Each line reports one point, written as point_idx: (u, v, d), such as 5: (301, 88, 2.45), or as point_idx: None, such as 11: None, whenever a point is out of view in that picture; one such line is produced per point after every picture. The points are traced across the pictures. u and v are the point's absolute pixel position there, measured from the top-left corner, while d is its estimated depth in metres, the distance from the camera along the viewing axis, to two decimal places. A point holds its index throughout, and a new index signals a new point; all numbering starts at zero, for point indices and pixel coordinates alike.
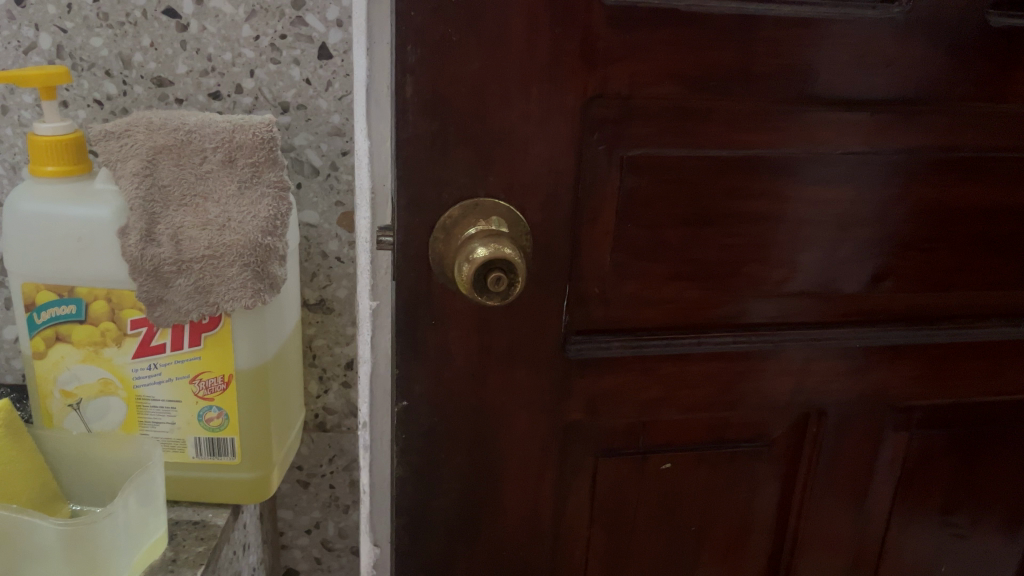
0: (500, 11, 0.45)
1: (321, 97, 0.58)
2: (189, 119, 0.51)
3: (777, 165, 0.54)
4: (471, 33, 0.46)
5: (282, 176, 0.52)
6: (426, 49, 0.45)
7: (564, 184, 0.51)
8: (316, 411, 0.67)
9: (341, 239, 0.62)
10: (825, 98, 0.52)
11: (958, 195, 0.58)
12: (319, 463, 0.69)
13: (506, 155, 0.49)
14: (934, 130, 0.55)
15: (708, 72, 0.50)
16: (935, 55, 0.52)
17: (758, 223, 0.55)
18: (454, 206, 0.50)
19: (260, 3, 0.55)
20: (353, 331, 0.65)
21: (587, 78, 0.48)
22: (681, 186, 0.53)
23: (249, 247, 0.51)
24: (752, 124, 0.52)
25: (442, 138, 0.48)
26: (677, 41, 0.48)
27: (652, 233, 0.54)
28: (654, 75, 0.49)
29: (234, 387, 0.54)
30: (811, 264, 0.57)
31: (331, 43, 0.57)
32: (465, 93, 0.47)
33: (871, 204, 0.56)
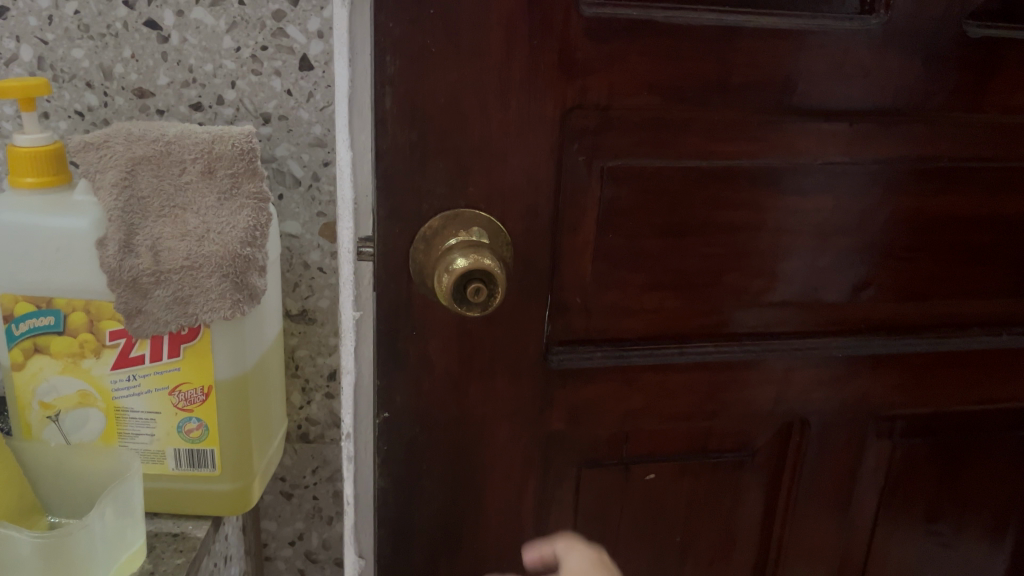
0: (479, 22, 0.46)
1: (302, 108, 0.58)
2: (168, 130, 0.52)
3: (756, 175, 0.54)
4: (449, 44, 0.46)
5: (262, 187, 0.52)
6: (406, 61, 0.46)
7: (545, 194, 0.51)
8: (299, 422, 0.67)
9: (323, 250, 0.62)
10: (802, 109, 0.52)
11: (935, 205, 0.59)
12: (303, 474, 0.69)
13: (486, 166, 0.49)
14: (911, 140, 0.56)
15: (687, 83, 0.50)
16: (913, 66, 0.52)
17: (737, 232, 0.55)
18: (434, 216, 0.50)
19: (241, 14, 0.56)
20: (336, 341, 0.65)
21: (567, 89, 0.49)
22: (660, 195, 0.53)
23: (228, 258, 0.51)
24: (730, 134, 0.53)
25: (423, 149, 0.48)
26: (655, 52, 0.49)
27: (632, 243, 0.54)
28: (633, 86, 0.49)
29: (214, 397, 0.54)
30: (791, 274, 0.58)
31: (312, 54, 0.57)
32: (445, 103, 0.47)
33: (849, 214, 0.57)
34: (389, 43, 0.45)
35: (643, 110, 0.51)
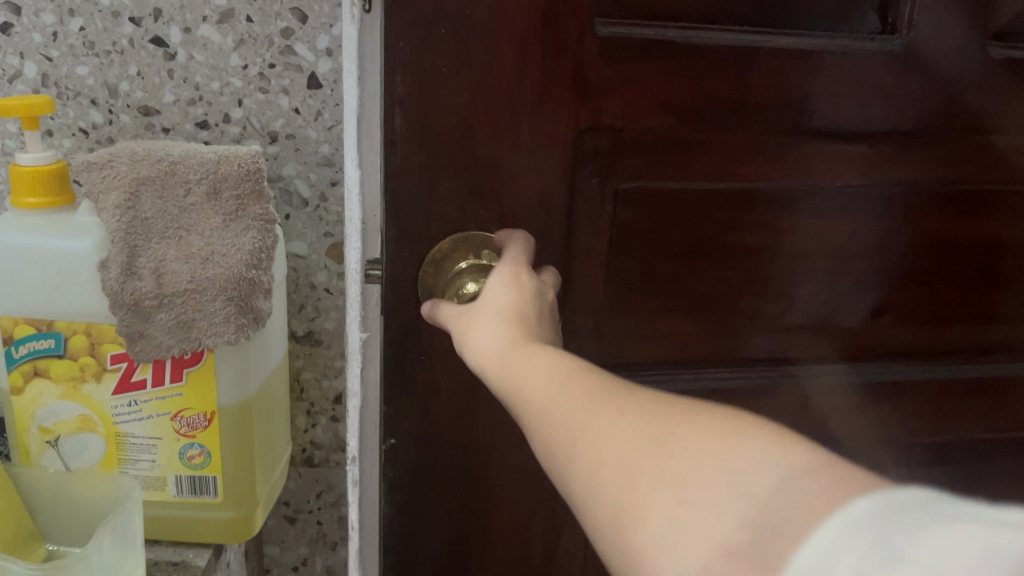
0: (490, 40, 0.44)
1: (310, 126, 0.57)
2: (174, 150, 0.50)
3: (773, 197, 0.53)
4: (460, 63, 0.45)
5: (268, 209, 0.51)
6: (415, 81, 0.44)
7: (555, 217, 0.50)
8: (303, 446, 0.66)
9: (330, 270, 0.61)
10: (821, 130, 0.51)
11: (957, 228, 0.57)
12: (307, 498, 0.68)
13: (496, 187, 0.48)
14: (932, 163, 0.54)
15: (703, 104, 0.49)
16: (935, 87, 0.51)
17: (753, 256, 0.54)
18: (444, 240, 0.48)
19: (248, 32, 0.55)
20: (342, 364, 0.64)
21: (579, 110, 0.47)
22: (674, 219, 0.52)
23: (233, 281, 0.49)
24: (746, 156, 0.51)
25: (431, 170, 0.47)
26: (671, 73, 0.47)
27: (645, 266, 0.53)
28: (648, 106, 0.48)
29: (217, 423, 0.52)
30: (808, 299, 0.56)
31: (321, 72, 0.56)
32: (455, 123, 0.46)
33: (868, 237, 0.55)
34: (396, 63, 0.44)
35: (658, 131, 0.49)
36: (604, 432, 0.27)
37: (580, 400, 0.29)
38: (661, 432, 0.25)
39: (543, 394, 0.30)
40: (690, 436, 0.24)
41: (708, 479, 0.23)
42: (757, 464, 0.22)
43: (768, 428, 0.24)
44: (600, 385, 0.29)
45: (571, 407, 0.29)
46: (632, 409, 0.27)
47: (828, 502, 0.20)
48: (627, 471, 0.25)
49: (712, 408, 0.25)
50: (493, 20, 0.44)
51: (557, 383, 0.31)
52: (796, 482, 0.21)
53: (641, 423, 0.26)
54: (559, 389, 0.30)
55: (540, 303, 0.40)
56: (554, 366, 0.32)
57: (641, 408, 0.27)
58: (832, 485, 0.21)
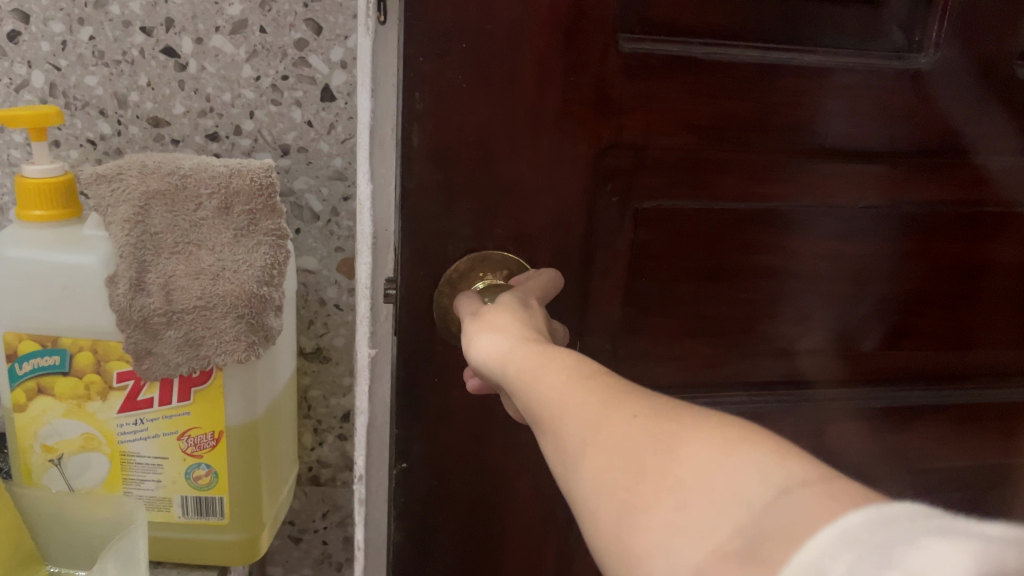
0: (511, 57, 0.43)
1: (322, 139, 0.56)
2: (184, 162, 0.49)
3: (793, 218, 0.52)
4: (479, 81, 0.44)
5: (280, 224, 0.50)
6: (432, 97, 0.43)
7: (574, 235, 0.49)
8: (310, 464, 0.64)
9: (341, 286, 0.60)
10: (843, 150, 0.50)
11: (980, 252, 0.56)
12: (312, 518, 0.66)
13: (515, 207, 0.47)
14: (956, 184, 0.53)
15: (726, 122, 0.48)
16: (962, 107, 0.50)
17: (774, 278, 0.53)
18: (463, 259, 0.47)
19: (262, 42, 0.53)
20: (351, 381, 0.63)
21: (600, 128, 0.46)
22: (693, 239, 0.51)
23: (244, 298, 0.48)
24: (768, 176, 0.50)
25: (448, 187, 0.46)
26: (695, 91, 0.46)
27: (665, 288, 0.52)
28: (670, 125, 0.47)
29: (225, 443, 0.51)
30: (829, 321, 0.55)
31: (335, 85, 0.55)
32: (473, 141, 0.45)
33: (891, 259, 0.54)
34: (415, 77, 0.43)
35: (679, 150, 0.48)
36: (606, 428, 0.24)
37: (585, 388, 0.26)
38: (668, 435, 0.22)
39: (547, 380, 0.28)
40: (698, 439, 0.22)
41: (708, 492, 0.20)
42: (763, 478, 0.20)
43: (777, 440, 0.21)
44: (607, 378, 0.27)
45: (573, 392, 0.26)
46: (642, 408, 0.24)
47: (826, 514, 0.18)
48: (629, 472, 0.22)
49: (723, 414, 0.23)
50: (514, 35, 0.43)
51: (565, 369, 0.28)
52: (800, 500, 0.19)
53: (650, 424, 0.23)
54: (559, 374, 0.28)
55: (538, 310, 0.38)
56: (561, 356, 0.29)
57: (649, 408, 0.24)
58: (837, 498, 0.19)
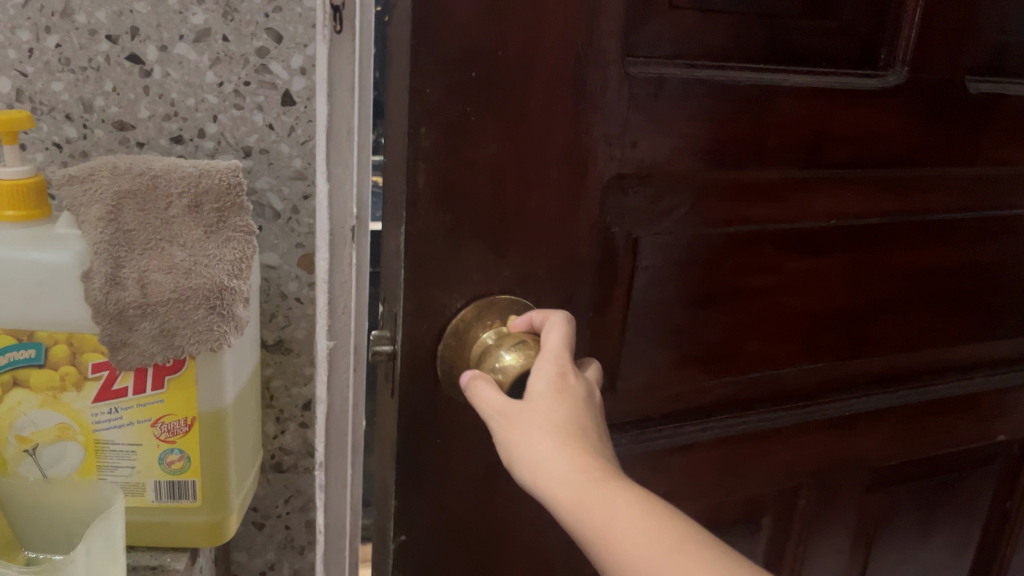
0: (524, 86, 0.49)
1: (283, 141, 0.59)
2: (154, 164, 0.52)
3: (768, 239, 0.63)
4: (495, 110, 0.49)
5: (248, 220, 0.53)
6: (439, 130, 0.48)
7: (576, 252, 0.56)
8: (272, 452, 0.67)
9: (301, 280, 0.63)
10: (807, 163, 0.60)
11: (902, 251, 0.69)
12: (275, 504, 0.69)
13: (522, 234, 0.54)
14: (884, 190, 0.66)
15: (696, 141, 0.55)
16: (888, 119, 0.61)
17: (755, 295, 0.64)
18: (467, 307, 0.54)
19: (224, 50, 0.57)
20: (311, 371, 0.66)
21: (585, 156, 0.53)
22: (690, 265, 0.60)
23: (215, 290, 0.51)
24: (742, 199, 0.60)
25: (461, 218, 0.51)
26: (687, 117, 0.54)
27: (667, 313, 0.61)
28: (669, 153, 0.55)
29: (197, 429, 0.54)
30: (789, 319, 0.66)
31: (295, 90, 0.58)
32: (487, 167, 0.51)
33: (835, 262, 0.67)
34: (432, 114, 0.48)
35: (660, 175, 0.56)
36: None
37: (673, 545, 0.39)
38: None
39: (641, 543, 0.39)
40: None
41: None
42: None
43: None
44: (682, 528, 0.40)
45: (664, 553, 0.38)
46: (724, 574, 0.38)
47: None
48: None
49: None
50: (528, 57, 0.49)
51: (648, 536, 0.39)
52: None
53: None
54: (653, 539, 0.39)
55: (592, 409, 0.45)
56: (643, 517, 0.39)
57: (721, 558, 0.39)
58: None
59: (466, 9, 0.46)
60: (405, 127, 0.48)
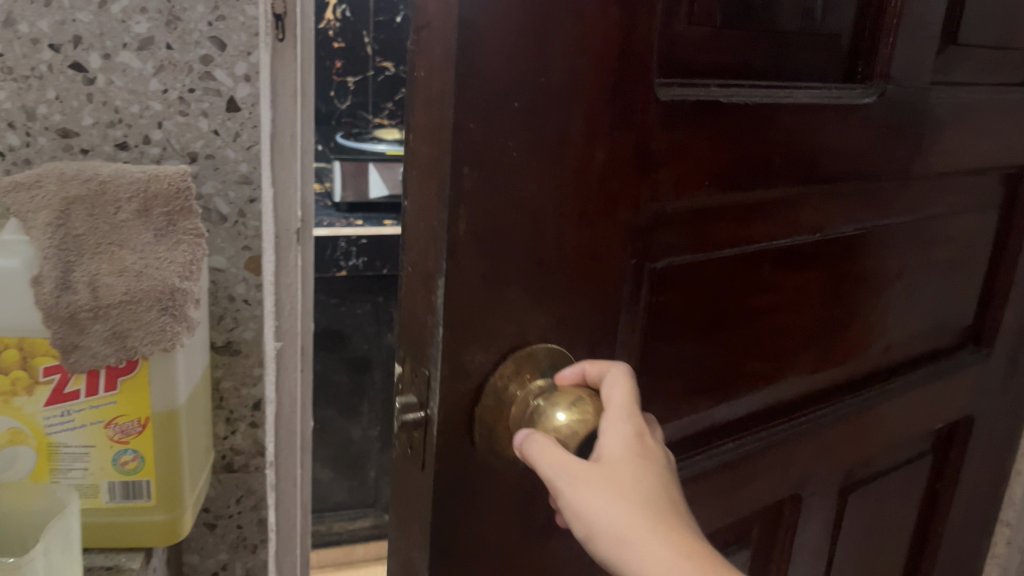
0: (560, 118, 0.43)
1: (228, 147, 0.61)
2: (101, 170, 0.53)
3: (774, 257, 0.58)
4: (528, 141, 0.42)
5: (197, 224, 0.55)
6: (481, 171, 0.41)
7: (604, 292, 0.49)
8: (223, 452, 0.68)
9: (249, 282, 0.64)
10: (816, 180, 0.57)
11: (889, 260, 0.67)
12: (227, 504, 0.70)
13: (548, 280, 0.46)
14: (880, 200, 0.64)
15: (718, 167, 0.51)
16: (887, 134, 0.60)
17: (758, 313, 0.59)
18: (506, 360, 0.46)
19: (168, 58, 0.58)
20: (261, 372, 0.67)
21: (622, 190, 0.47)
22: (699, 291, 0.54)
23: (167, 292, 0.53)
24: (752, 218, 0.55)
25: (498, 272, 0.44)
26: (713, 139, 0.49)
27: (674, 345, 0.54)
28: (695, 178, 0.50)
29: (150, 429, 0.55)
30: (788, 335, 0.62)
31: (239, 97, 0.60)
32: (520, 208, 0.43)
33: (832, 275, 0.63)
34: (467, 151, 0.40)
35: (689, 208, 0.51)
36: None
37: None
38: None
39: None
40: None
41: None
42: None
43: None
44: None
45: None
46: None
47: None
48: None
49: None
50: (567, 83, 0.42)
51: None
52: None
53: None
54: None
55: (663, 467, 0.42)
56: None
57: None
58: None
59: (506, 28, 0.39)
60: (434, 177, 0.41)
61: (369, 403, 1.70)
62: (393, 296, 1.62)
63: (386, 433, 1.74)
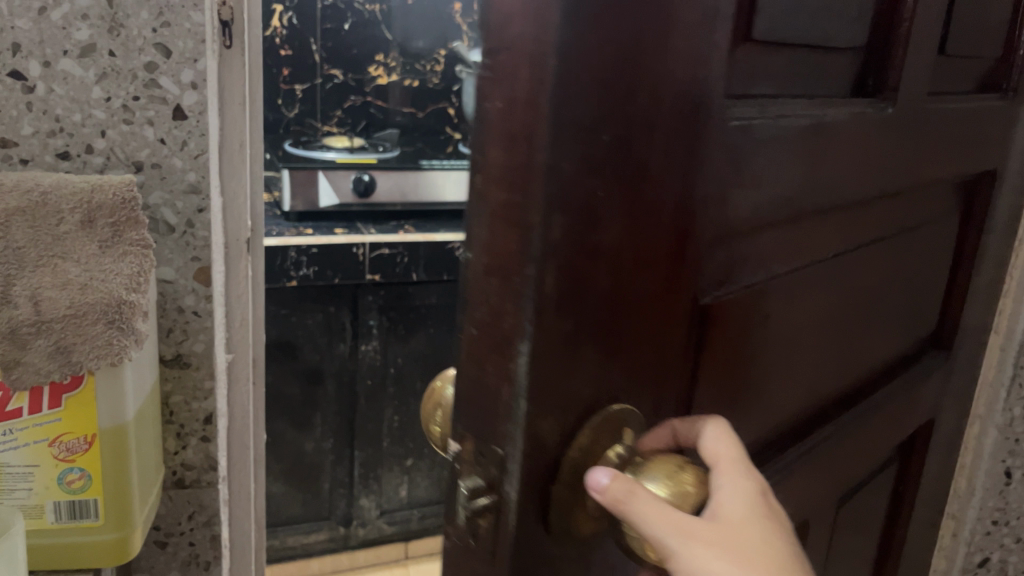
0: (645, 128, 0.32)
1: (175, 156, 0.60)
2: (42, 180, 0.52)
3: (819, 277, 0.49)
4: (614, 162, 0.31)
5: (144, 235, 0.54)
6: (570, 212, 0.29)
7: (674, 344, 0.38)
8: (174, 468, 0.67)
9: (198, 294, 0.63)
10: (861, 188, 0.49)
11: (904, 268, 0.61)
12: (178, 521, 0.68)
13: (622, 337, 0.35)
14: (902, 206, 0.57)
15: (783, 179, 0.41)
16: (914, 135, 0.53)
17: (804, 342, 0.50)
18: (584, 429, 0.33)
19: (111, 66, 0.57)
20: (212, 385, 0.66)
21: (718, 214, 0.37)
22: (759, 324, 0.44)
23: (113, 305, 0.51)
24: (804, 236, 0.46)
25: (600, 334, 0.33)
26: (780, 145, 0.40)
27: (731, 394, 0.44)
28: (761, 193, 0.40)
29: (97, 446, 0.54)
30: (825, 361, 0.54)
31: (186, 104, 0.59)
32: (601, 249, 0.32)
33: (867, 290, 0.56)
34: (575, 184, 0.29)
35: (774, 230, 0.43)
36: None
37: None
38: None
39: None
40: None
41: None
42: None
43: None
44: None
45: None
46: None
47: None
48: None
49: None
50: (651, 80, 0.31)
51: None
52: None
53: None
54: None
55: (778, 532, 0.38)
56: None
57: None
58: None
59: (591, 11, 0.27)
60: (515, 228, 0.29)
61: (321, 415, 1.68)
62: (345, 306, 1.61)
63: (339, 444, 1.72)
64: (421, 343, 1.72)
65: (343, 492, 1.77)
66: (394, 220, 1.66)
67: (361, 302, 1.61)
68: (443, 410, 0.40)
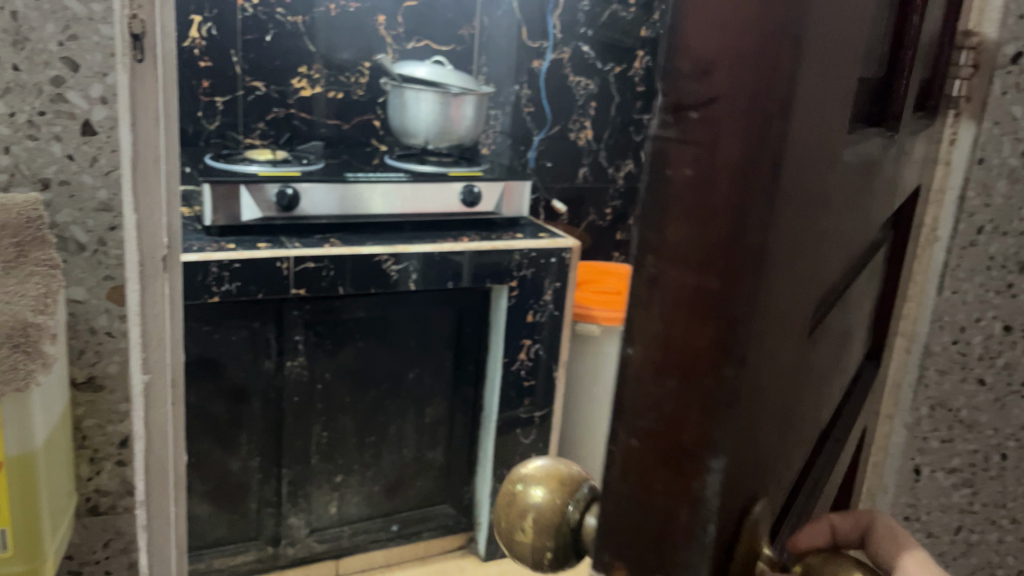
0: (808, 188, 0.29)
1: (85, 172, 0.58)
2: None
3: (846, 298, 0.49)
4: (790, 230, 0.28)
5: (50, 253, 0.57)
6: (760, 293, 0.27)
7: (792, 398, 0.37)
8: (87, 495, 0.65)
9: (111, 313, 0.62)
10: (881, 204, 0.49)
11: (871, 271, 0.62)
12: (93, 549, 0.66)
13: (769, 411, 0.33)
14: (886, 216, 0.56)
15: (854, 212, 0.40)
16: (903, 144, 0.53)
17: (836, 362, 0.50)
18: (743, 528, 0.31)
19: (16, 81, 0.55)
20: (127, 408, 0.64)
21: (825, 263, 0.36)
22: (823, 363, 0.43)
23: (20, 328, 0.53)
24: (848, 265, 0.45)
25: (762, 395, 0.31)
26: (857, 185, 0.39)
27: (806, 432, 0.43)
28: (845, 233, 0.39)
29: (4, 472, 0.57)
30: (841, 372, 0.54)
31: (95, 120, 0.58)
32: (773, 320, 0.30)
33: (858, 300, 0.56)
34: (773, 245, 0.27)
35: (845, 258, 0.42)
36: None
37: None
38: None
39: None
40: None
41: None
42: None
43: None
44: None
45: None
46: None
47: None
48: None
49: None
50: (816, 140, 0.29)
51: None
52: None
53: None
54: None
55: None
56: None
57: None
58: None
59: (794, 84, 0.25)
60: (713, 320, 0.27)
61: (247, 433, 1.65)
62: (270, 321, 1.59)
63: (266, 462, 1.69)
64: (350, 357, 1.70)
65: (272, 511, 1.73)
66: (320, 233, 1.64)
67: (287, 317, 1.59)
68: (534, 514, 0.36)
